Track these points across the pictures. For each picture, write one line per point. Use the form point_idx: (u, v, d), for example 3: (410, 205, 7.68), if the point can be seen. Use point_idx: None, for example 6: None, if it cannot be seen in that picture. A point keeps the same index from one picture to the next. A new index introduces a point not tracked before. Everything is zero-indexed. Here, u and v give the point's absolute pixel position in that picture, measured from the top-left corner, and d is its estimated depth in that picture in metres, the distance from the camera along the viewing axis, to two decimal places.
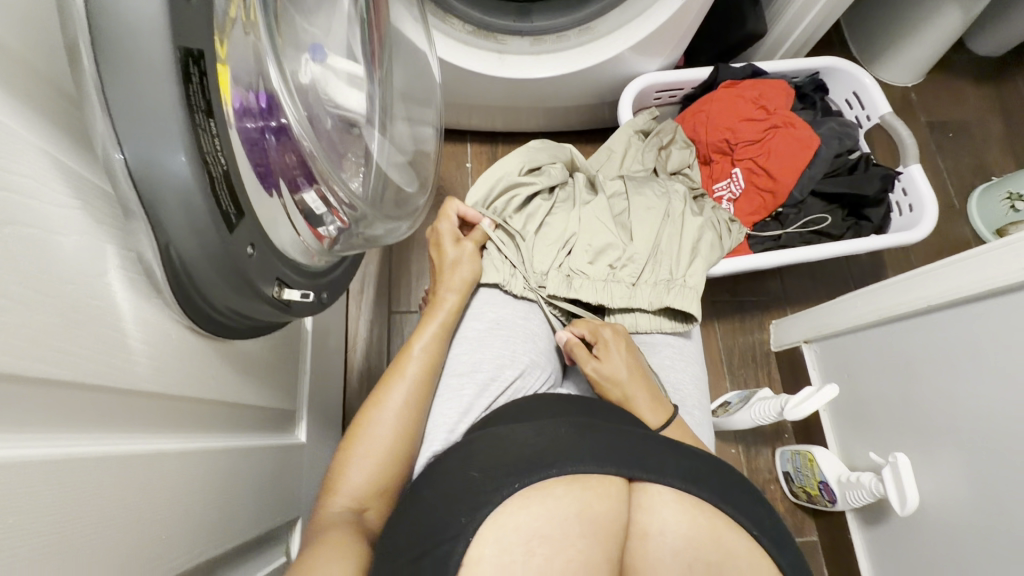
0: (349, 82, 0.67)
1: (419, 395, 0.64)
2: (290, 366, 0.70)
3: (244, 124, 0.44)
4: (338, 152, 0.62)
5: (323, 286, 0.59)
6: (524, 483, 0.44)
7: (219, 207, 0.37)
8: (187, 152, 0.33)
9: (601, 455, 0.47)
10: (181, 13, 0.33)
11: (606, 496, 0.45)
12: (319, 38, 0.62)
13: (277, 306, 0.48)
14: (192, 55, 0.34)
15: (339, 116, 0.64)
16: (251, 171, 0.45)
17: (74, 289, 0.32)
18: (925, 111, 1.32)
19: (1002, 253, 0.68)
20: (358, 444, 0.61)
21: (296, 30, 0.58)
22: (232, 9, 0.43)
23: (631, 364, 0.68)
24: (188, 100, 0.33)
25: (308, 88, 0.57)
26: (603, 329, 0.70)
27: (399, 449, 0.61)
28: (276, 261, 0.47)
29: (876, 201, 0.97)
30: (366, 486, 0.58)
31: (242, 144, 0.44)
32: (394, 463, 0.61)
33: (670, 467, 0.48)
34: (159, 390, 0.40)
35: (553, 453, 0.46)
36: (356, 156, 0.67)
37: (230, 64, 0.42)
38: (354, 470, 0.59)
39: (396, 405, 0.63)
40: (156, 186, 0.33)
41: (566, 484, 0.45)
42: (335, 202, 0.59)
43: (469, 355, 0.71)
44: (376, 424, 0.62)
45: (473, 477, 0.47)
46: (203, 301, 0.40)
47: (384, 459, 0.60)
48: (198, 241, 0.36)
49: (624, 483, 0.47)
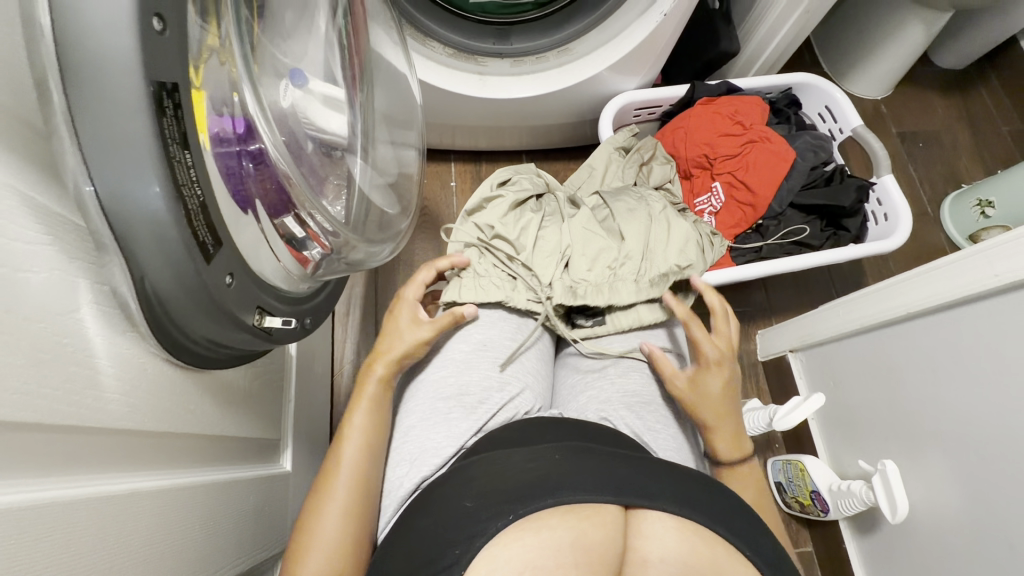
0: (329, 106, 0.67)
1: (378, 427, 0.64)
2: (275, 395, 0.69)
3: (222, 151, 0.45)
4: (319, 177, 0.63)
5: (305, 312, 0.58)
6: (518, 514, 0.43)
7: (196, 238, 0.36)
8: (160, 183, 0.33)
9: (596, 477, 0.46)
10: (153, 46, 0.32)
11: (601, 524, 0.44)
12: (298, 64, 0.63)
13: (258, 335, 0.47)
14: (166, 87, 0.33)
15: (320, 141, 0.64)
16: (229, 198, 0.45)
17: (41, 326, 0.31)
18: (895, 122, 1.37)
19: (994, 257, 0.68)
20: (329, 486, 0.59)
21: (274, 57, 0.58)
22: (208, 37, 0.43)
23: (721, 388, 0.70)
24: (162, 132, 0.33)
25: (288, 113, 0.58)
26: (709, 349, 0.71)
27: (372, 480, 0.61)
28: (256, 290, 0.46)
29: (853, 211, 0.99)
30: (345, 525, 0.56)
31: (220, 170, 0.44)
32: (366, 501, 0.59)
33: (663, 492, 0.46)
34: (135, 425, 0.39)
35: (550, 482, 0.46)
36: (338, 180, 0.68)
37: (207, 91, 0.42)
38: (327, 503, 0.57)
39: (362, 437, 0.62)
40: (130, 218, 0.33)
41: (561, 513, 0.43)
42: (314, 226, 0.58)
43: (455, 378, 0.70)
44: (348, 459, 0.60)
45: (466, 505, 0.46)
46: (178, 333, 0.39)
47: (361, 485, 0.59)
48: (173, 274, 0.35)
49: (619, 509, 0.45)
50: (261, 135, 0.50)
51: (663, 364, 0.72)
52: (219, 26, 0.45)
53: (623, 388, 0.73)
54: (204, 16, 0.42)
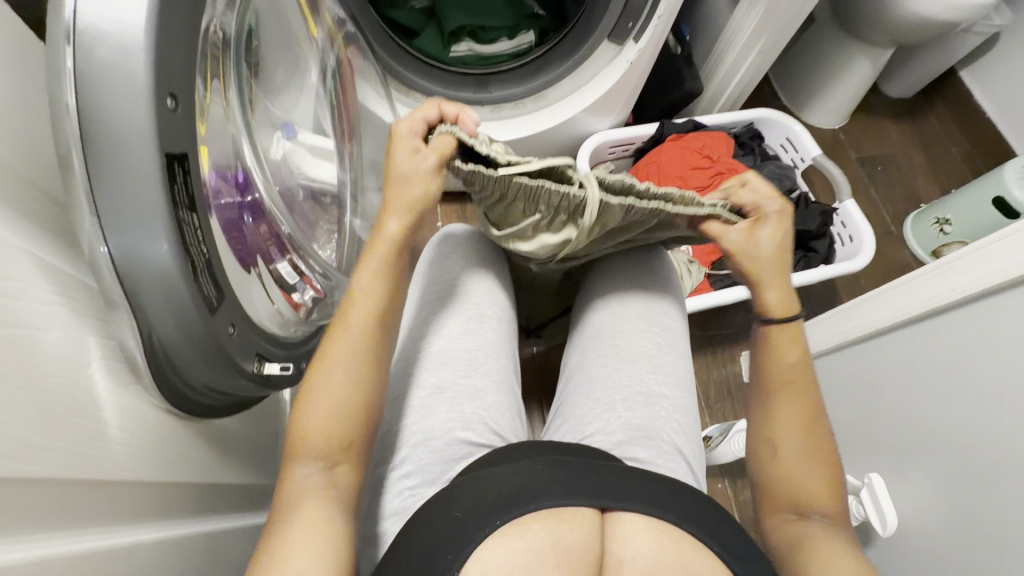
0: (321, 156, 0.72)
1: (382, 322, 0.53)
2: (271, 440, 0.69)
3: (223, 205, 0.48)
4: (310, 222, 0.68)
5: (303, 355, 0.59)
6: (506, 520, 0.45)
7: (201, 292, 0.38)
8: (170, 241, 0.35)
9: (582, 486, 0.48)
10: (167, 124, 0.34)
11: (581, 530, 0.46)
12: (289, 116, 0.67)
13: (257, 382, 0.49)
14: (177, 157, 0.35)
15: (311, 189, 0.70)
16: (231, 252, 0.47)
17: (55, 383, 0.33)
18: (854, 148, 1.45)
19: (949, 273, 0.73)
20: (319, 372, 0.49)
21: (270, 114, 0.63)
22: (211, 97, 0.46)
23: (779, 244, 0.58)
24: (171, 194, 0.35)
25: (281, 164, 0.63)
26: (769, 201, 0.57)
27: (368, 391, 0.50)
28: (255, 337, 0.48)
29: (819, 234, 1.05)
30: (337, 417, 0.48)
31: (222, 224, 0.46)
32: (361, 401, 0.49)
33: (636, 493, 0.49)
34: (139, 476, 0.40)
35: (528, 490, 0.47)
36: (327, 225, 0.73)
37: (210, 148, 0.45)
38: (317, 403, 0.48)
39: (359, 334, 0.51)
40: (141, 274, 0.35)
41: (542, 518, 0.45)
42: (305, 270, 0.63)
43: (412, 419, 0.58)
44: (336, 355, 0.50)
45: (456, 517, 0.46)
46: (180, 381, 0.40)
47: (349, 395, 0.49)
48: (180, 326, 0.37)
49: (595, 513, 0.48)
50: (256, 186, 0.54)
51: (711, 225, 0.57)
52: (222, 91, 0.48)
53: (632, 427, 0.58)
54: (205, 73, 0.43)
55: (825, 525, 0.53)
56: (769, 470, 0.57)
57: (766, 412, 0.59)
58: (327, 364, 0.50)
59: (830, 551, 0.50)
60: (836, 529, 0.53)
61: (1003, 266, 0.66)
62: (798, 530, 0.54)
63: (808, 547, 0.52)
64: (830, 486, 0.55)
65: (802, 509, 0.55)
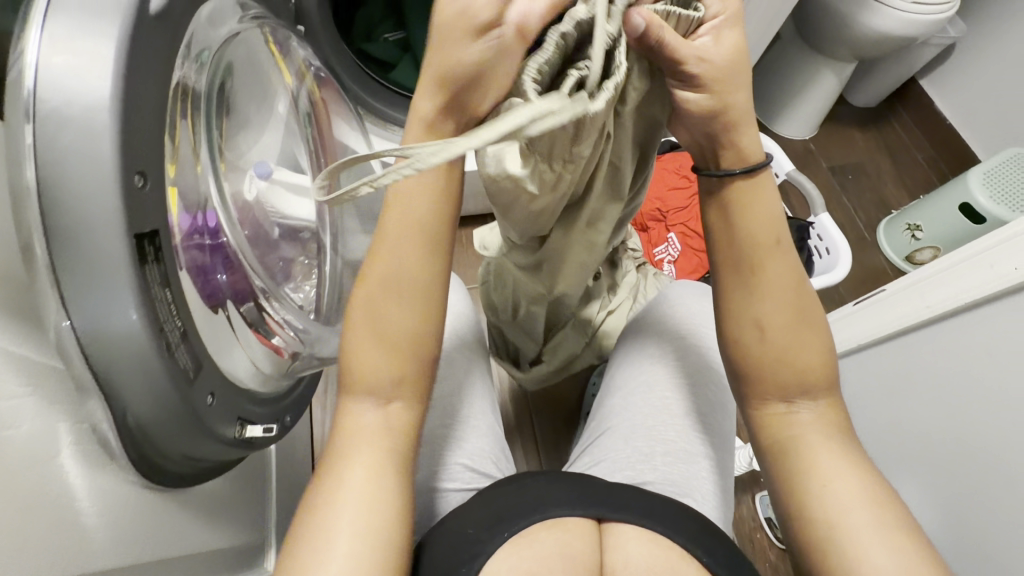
0: (297, 193, 0.70)
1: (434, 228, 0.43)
2: (257, 492, 0.66)
3: (192, 246, 0.46)
4: (285, 261, 0.67)
5: (286, 409, 0.58)
6: (513, 531, 0.45)
7: (178, 366, 0.37)
8: (140, 311, 0.33)
9: (584, 495, 0.49)
10: (135, 201, 0.32)
11: (582, 537, 0.46)
12: (262, 153, 0.66)
13: (238, 445, 0.47)
14: (147, 234, 0.34)
15: (285, 227, 0.68)
16: (198, 294, 0.45)
17: (22, 478, 0.31)
18: (825, 157, 1.49)
19: (923, 289, 0.74)
20: (363, 306, 0.43)
21: (239, 146, 0.62)
22: (180, 143, 0.44)
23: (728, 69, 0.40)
24: (139, 256, 0.33)
25: (252, 203, 0.62)
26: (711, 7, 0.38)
27: (420, 324, 0.44)
28: (235, 400, 0.46)
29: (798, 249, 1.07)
30: (381, 366, 0.43)
31: (188, 266, 0.44)
32: (408, 346, 0.44)
33: (635, 508, 0.49)
34: (115, 559, 0.38)
35: (532, 501, 0.48)
36: (307, 260, 0.72)
37: (178, 186, 0.44)
38: (365, 342, 0.43)
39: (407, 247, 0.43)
40: (109, 349, 0.33)
41: (547, 528, 0.46)
42: (273, 311, 0.59)
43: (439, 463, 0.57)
44: (380, 287, 0.43)
45: (469, 532, 0.46)
46: (156, 454, 0.38)
47: (399, 321, 0.43)
48: (152, 402, 0.35)
49: (593, 523, 0.48)
50: (223, 232, 0.52)
51: (668, 35, 0.36)
52: (191, 141, 0.47)
53: (667, 482, 0.58)
54: (173, 128, 0.42)
55: (816, 408, 0.47)
56: (756, 355, 0.47)
57: (754, 290, 0.46)
58: (370, 297, 0.43)
59: (823, 461, 0.45)
60: (832, 417, 0.47)
61: (978, 284, 0.66)
62: (788, 423, 0.47)
63: (799, 452, 0.46)
64: (824, 357, 0.47)
65: (796, 397, 0.47)
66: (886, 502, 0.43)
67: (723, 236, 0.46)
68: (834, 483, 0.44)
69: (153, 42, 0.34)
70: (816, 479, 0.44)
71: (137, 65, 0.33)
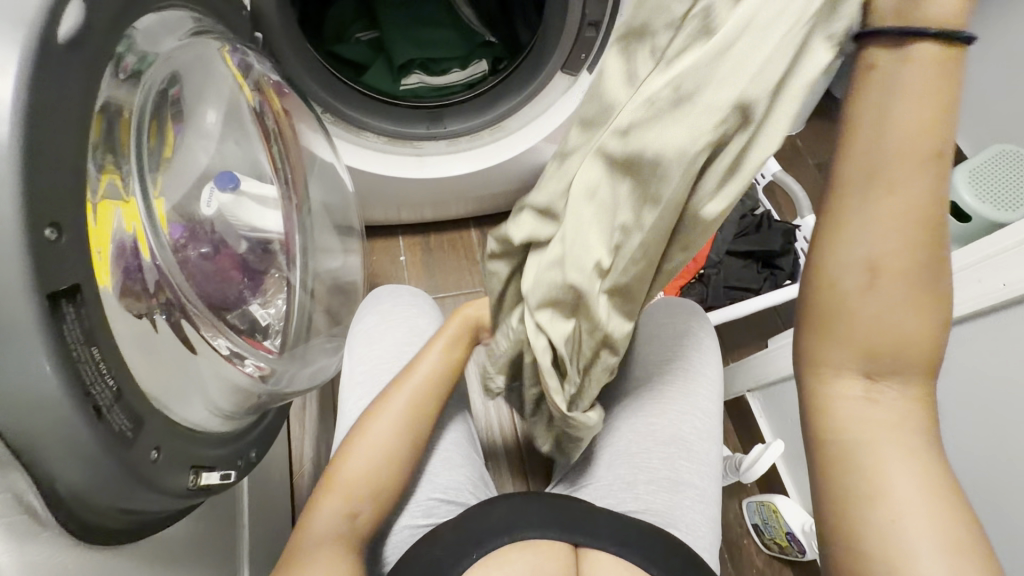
0: (266, 204, 0.68)
1: (429, 400, 0.58)
2: (227, 526, 0.63)
3: (126, 270, 0.42)
4: (248, 275, 0.64)
5: (248, 444, 0.55)
6: (481, 551, 0.48)
7: (112, 430, 0.34)
8: (58, 366, 0.30)
9: (566, 523, 0.50)
10: (44, 256, 0.29)
11: (553, 558, 0.48)
12: (230, 165, 0.65)
13: (194, 495, 0.44)
14: (64, 293, 0.31)
15: (257, 239, 0.66)
16: (120, 298, 0.40)
17: None
18: (811, 155, 1.46)
19: None
20: (357, 438, 0.56)
21: (191, 157, 0.59)
22: (108, 177, 0.40)
23: None
24: (56, 319, 0.30)
25: (210, 219, 0.61)
26: None
27: (398, 456, 0.56)
28: (188, 448, 0.44)
29: (783, 252, 1.05)
30: (362, 480, 0.54)
31: (121, 287, 0.41)
32: (388, 468, 0.55)
33: (610, 533, 0.50)
34: None
35: (505, 522, 0.50)
36: (279, 272, 0.69)
37: (113, 215, 0.41)
38: (353, 463, 0.54)
39: (403, 404, 0.57)
40: (19, 415, 0.30)
41: (520, 547, 0.48)
42: (217, 340, 0.55)
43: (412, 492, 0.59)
44: (377, 426, 0.56)
45: (434, 554, 0.48)
46: (94, 516, 0.36)
47: (384, 456, 0.55)
48: (83, 471, 0.33)
49: (569, 548, 0.50)
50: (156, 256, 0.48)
51: None
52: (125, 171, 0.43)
53: (650, 511, 0.56)
54: (98, 162, 0.38)
55: (902, 395, 0.35)
56: (847, 302, 0.33)
57: (873, 203, 0.31)
58: (365, 430, 0.56)
59: (893, 474, 0.34)
60: (921, 413, 0.35)
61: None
62: (865, 411, 0.35)
63: (861, 457, 0.35)
64: (931, 332, 0.33)
65: (880, 374, 0.35)
66: (964, 550, 0.33)
67: (863, 134, 0.29)
68: (904, 517, 0.34)
69: (68, 75, 0.31)
70: (879, 503, 0.34)
71: (47, 103, 0.29)
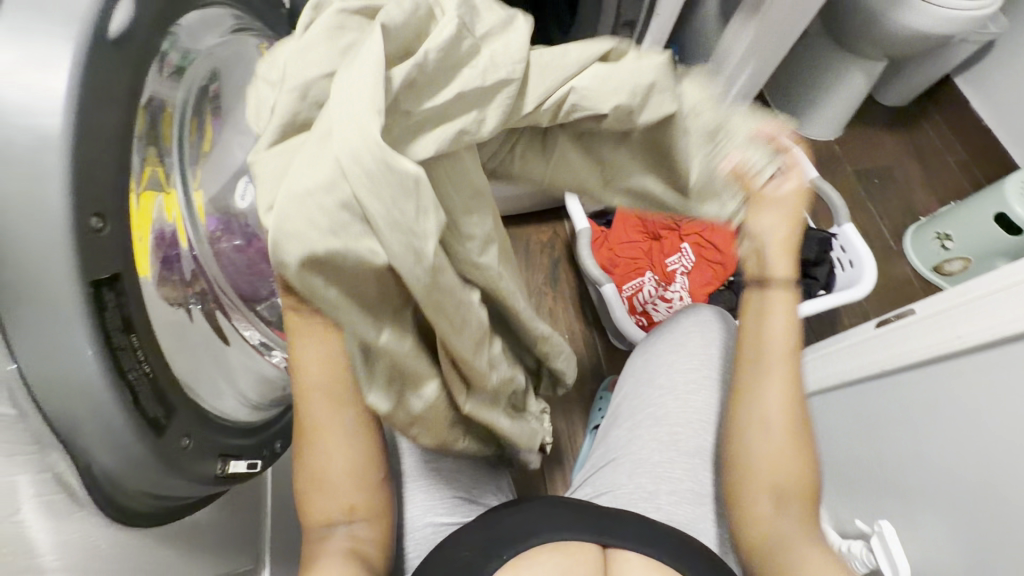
0: None
1: (346, 397, 0.45)
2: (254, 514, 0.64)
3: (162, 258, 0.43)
4: None
5: (277, 434, 0.56)
6: (512, 554, 0.46)
7: (146, 416, 0.34)
8: (97, 349, 0.31)
9: (594, 524, 0.49)
10: (88, 244, 0.30)
11: (584, 561, 0.47)
12: None
13: (221, 482, 0.45)
14: (106, 281, 0.31)
15: None
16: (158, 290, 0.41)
17: None
18: (849, 161, 1.39)
19: (908, 336, 0.74)
20: (303, 465, 0.45)
21: None
22: (150, 166, 0.41)
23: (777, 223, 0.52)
24: (99, 306, 0.31)
25: None
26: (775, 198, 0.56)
27: (355, 468, 0.46)
28: (217, 437, 0.44)
29: (818, 260, 1.03)
30: (337, 500, 0.46)
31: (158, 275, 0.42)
32: (358, 480, 0.47)
33: (637, 536, 0.49)
34: None
35: (530, 524, 0.49)
36: None
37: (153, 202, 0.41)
38: (319, 495, 0.46)
39: (324, 417, 0.44)
40: (62, 396, 0.31)
41: (549, 550, 0.47)
42: (242, 328, 0.56)
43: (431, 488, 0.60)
44: (319, 448, 0.45)
45: (464, 556, 0.46)
46: (124, 498, 0.37)
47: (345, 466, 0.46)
48: (117, 454, 0.33)
49: (598, 548, 0.48)
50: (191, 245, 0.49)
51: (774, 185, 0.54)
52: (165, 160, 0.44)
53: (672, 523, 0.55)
54: (141, 154, 0.39)
55: (799, 517, 0.50)
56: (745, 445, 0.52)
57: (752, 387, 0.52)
58: (309, 453, 0.45)
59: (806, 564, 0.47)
60: (812, 528, 0.50)
61: (953, 336, 0.68)
62: (772, 527, 0.50)
63: (779, 554, 0.49)
64: (806, 471, 0.51)
65: (780, 502, 0.51)
66: None
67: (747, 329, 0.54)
68: None
69: (115, 71, 0.32)
70: None
71: (94, 97, 0.30)
